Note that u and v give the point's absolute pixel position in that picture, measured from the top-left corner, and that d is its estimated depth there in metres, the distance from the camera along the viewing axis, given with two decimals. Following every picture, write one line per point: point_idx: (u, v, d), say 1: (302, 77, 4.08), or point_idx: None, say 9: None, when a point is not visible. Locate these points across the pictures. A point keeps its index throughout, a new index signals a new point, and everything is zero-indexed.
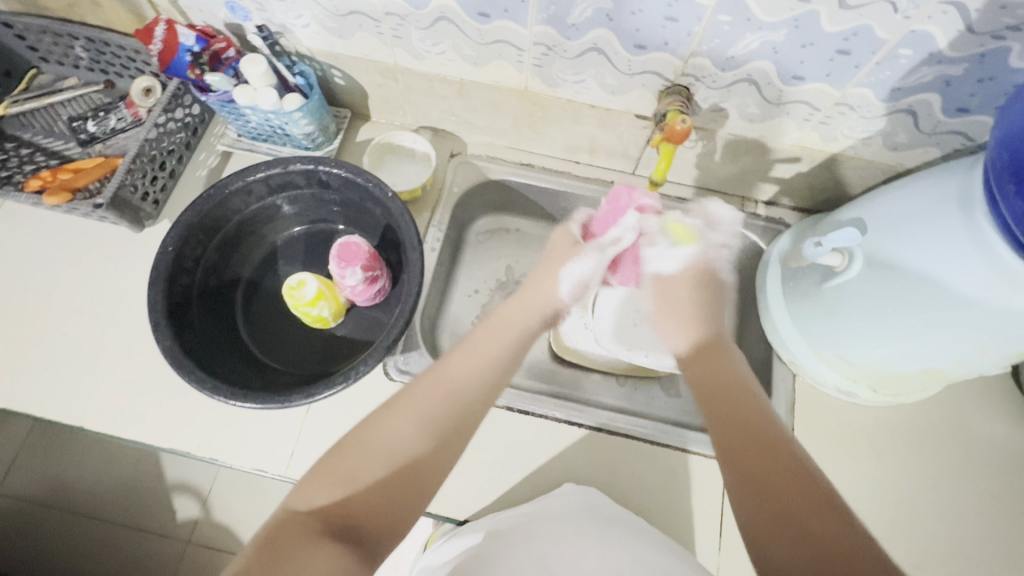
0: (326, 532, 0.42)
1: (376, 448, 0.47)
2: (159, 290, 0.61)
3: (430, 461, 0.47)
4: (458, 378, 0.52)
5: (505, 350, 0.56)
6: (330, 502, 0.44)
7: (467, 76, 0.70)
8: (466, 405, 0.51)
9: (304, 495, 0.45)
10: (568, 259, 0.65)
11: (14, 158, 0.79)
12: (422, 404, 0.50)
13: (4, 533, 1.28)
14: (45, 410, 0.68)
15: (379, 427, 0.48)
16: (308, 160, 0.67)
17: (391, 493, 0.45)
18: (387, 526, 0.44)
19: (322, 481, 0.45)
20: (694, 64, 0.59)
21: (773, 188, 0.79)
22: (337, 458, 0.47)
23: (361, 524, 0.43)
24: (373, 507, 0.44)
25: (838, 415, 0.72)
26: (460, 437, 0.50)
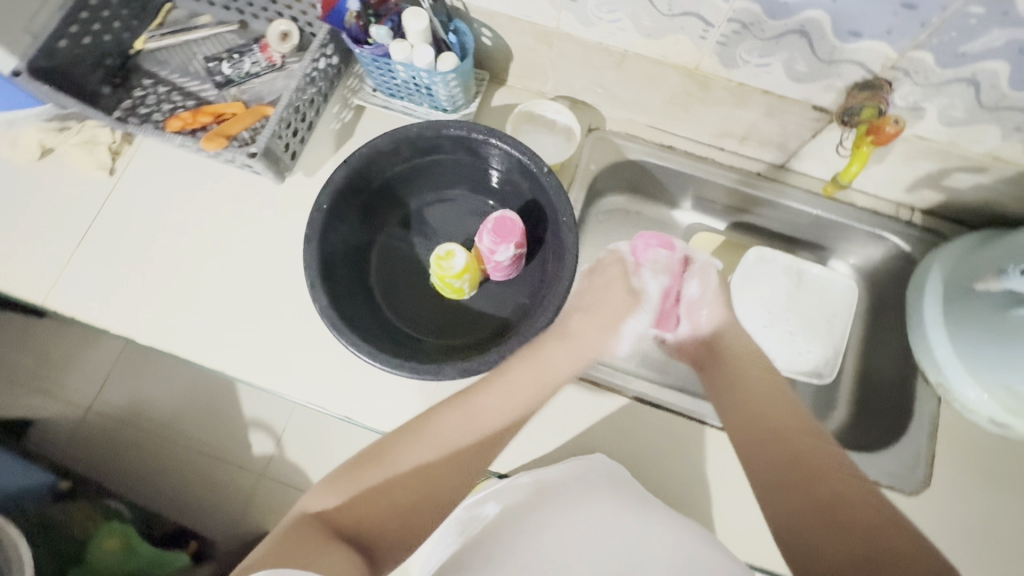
0: (344, 537, 0.45)
1: (397, 468, 0.50)
2: (314, 247, 0.61)
3: (443, 491, 0.50)
4: (480, 412, 0.55)
5: (529, 383, 0.58)
6: (346, 508, 0.47)
7: (633, 47, 0.65)
8: (486, 442, 0.54)
9: (326, 497, 0.48)
10: (594, 269, 0.59)
11: (152, 95, 0.79)
12: (443, 432, 0.52)
13: (94, 446, 1.36)
14: (189, 352, 0.70)
15: (403, 449, 0.51)
16: (463, 127, 0.64)
17: (405, 514, 0.48)
18: (399, 539, 0.47)
19: (346, 481, 0.49)
20: (911, 58, 0.54)
21: (939, 197, 0.72)
22: (359, 467, 0.50)
23: (377, 538, 0.46)
24: (389, 524, 0.47)
25: (985, 447, 0.68)
26: (474, 470, 0.52)
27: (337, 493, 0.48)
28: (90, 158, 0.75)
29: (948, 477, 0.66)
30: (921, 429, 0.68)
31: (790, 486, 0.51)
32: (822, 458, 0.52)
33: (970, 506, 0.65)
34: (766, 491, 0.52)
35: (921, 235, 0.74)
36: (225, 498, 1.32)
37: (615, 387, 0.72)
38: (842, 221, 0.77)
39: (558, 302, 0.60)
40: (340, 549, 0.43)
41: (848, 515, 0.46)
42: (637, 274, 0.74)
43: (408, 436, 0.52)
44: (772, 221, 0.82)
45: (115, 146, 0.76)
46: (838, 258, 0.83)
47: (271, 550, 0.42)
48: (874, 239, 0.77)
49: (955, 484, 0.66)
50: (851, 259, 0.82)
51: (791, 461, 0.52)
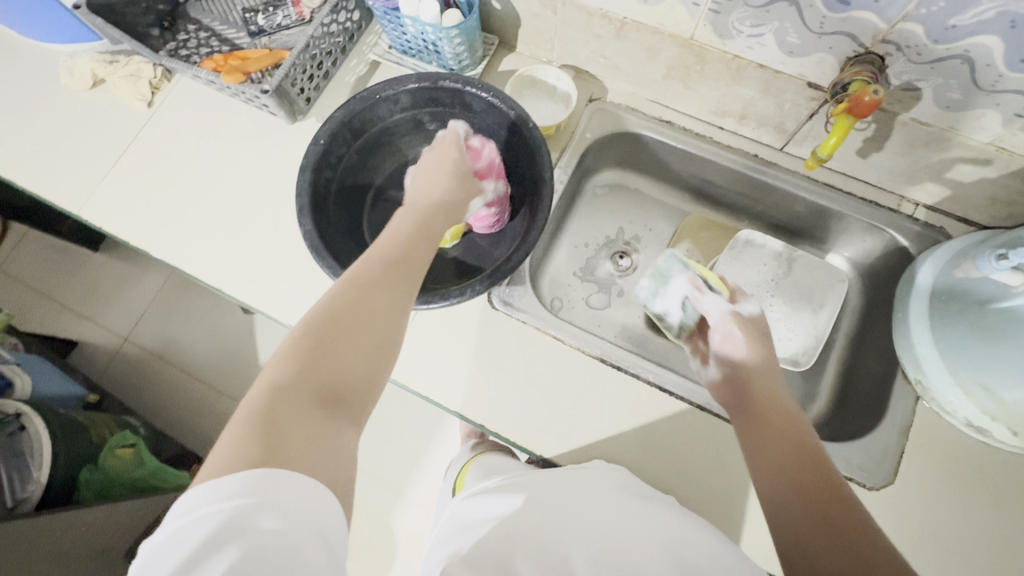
0: (319, 402, 0.44)
1: (337, 315, 0.48)
2: (308, 178, 0.65)
3: (387, 334, 0.49)
4: (375, 255, 0.54)
5: (401, 228, 0.58)
6: (306, 376, 0.44)
7: (631, 15, 0.67)
8: (405, 263, 0.54)
9: (276, 370, 0.44)
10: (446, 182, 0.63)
11: (194, 40, 0.87)
12: (364, 274, 0.51)
13: (122, 370, 1.47)
14: (195, 269, 0.77)
15: (331, 301, 0.49)
16: (458, 80, 0.68)
17: (359, 358, 0.47)
18: (365, 384, 0.47)
19: (291, 354, 0.45)
20: (901, 31, 0.53)
21: (943, 193, 0.70)
22: (299, 333, 0.46)
23: (347, 390, 0.46)
24: (353, 377, 0.47)
25: (960, 453, 0.65)
26: (410, 292, 0.53)
27: (288, 365, 0.45)
28: (133, 90, 0.83)
29: (915, 478, 0.64)
30: (893, 426, 0.65)
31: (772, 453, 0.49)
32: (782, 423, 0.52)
33: (933, 509, 0.63)
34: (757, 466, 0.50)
35: (920, 231, 0.71)
36: None
37: (583, 347, 0.71)
38: (836, 209, 0.75)
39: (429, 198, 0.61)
40: (318, 415, 0.43)
41: (840, 517, 0.43)
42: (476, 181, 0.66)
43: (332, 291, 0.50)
44: (769, 206, 0.81)
45: (155, 81, 0.84)
46: (836, 251, 0.81)
47: (253, 434, 0.39)
48: (869, 232, 0.75)
49: (922, 486, 0.64)
50: (848, 252, 0.80)
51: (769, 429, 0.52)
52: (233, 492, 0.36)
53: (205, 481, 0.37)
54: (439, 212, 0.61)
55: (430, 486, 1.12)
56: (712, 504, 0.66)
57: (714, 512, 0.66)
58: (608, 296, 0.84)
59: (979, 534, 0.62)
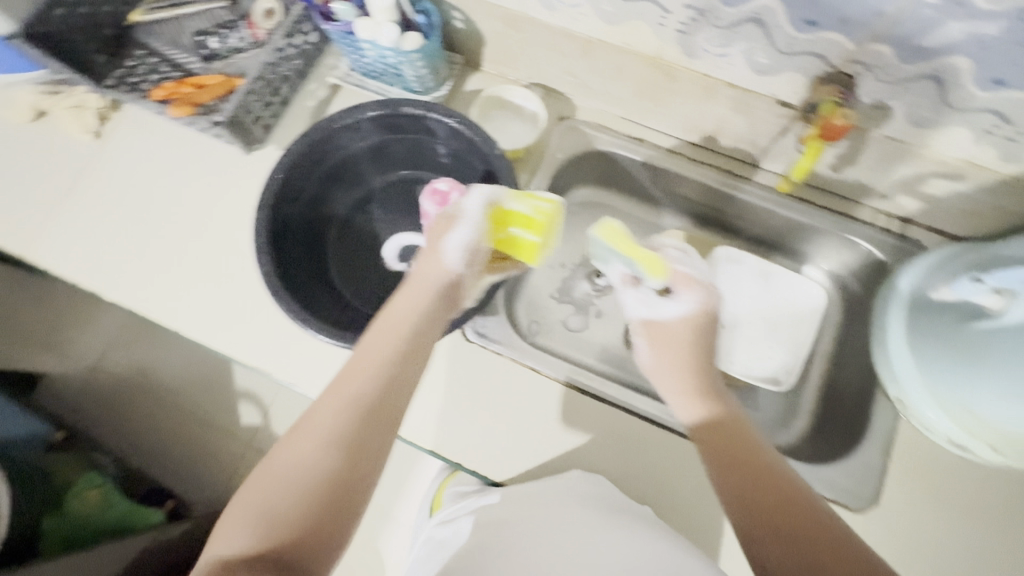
0: (266, 567, 0.39)
1: (291, 469, 0.44)
2: (265, 216, 0.62)
3: (350, 478, 0.44)
4: (353, 381, 0.49)
5: (398, 345, 0.51)
6: (254, 542, 0.41)
7: (597, 34, 0.65)
8: (389, 383, 0.49)
9: (224, 543, 0.41)
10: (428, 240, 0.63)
11: (143, 66, 0.83)
12: (319, 416, 0.47)
13: (89, 403, 1.41)
14: (151, 310, 0.73)
15: (287, 455, 0.45)
16: (420, 106, 0.65)
17: (320, 514, 0.42)
18: (323, 542, 0.42)
19: (239, 523, 0.42)
20: (870, 51, 0.51)
21: (917, 205, 0.69)
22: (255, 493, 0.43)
23: (299, 552, 0.41)
24: (307, 533, 0.42)
25: (943, 469, 0.64)
26: (387, 429, 0.47)
27: (238, 530, 0.41)
28: (79, 121, 0.79)
29: (899, 497, 0.63)
30: (874, 445, 0.65)
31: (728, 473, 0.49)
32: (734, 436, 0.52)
33: (918, 529, 0.62)
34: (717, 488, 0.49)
35: (896, 244, 0.71)
36: (207, 462, 1.35)
37: (560, 376, 0.69)
38: (811, 223, 0.74)
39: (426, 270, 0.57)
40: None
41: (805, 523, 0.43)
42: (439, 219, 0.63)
43: (291, 439, 0.46)
44: (744, 221, 0.80)
45: (102, 111, 0.80)
46: (813, 264, 0.80)
47: None
48: (845, 245, 0.74)
49: (906, 505, 0.63)
50: (825, 265, 0.79)
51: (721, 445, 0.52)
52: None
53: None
54: (441, 319, 0.55)
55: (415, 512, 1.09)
56: (697, 534, 0.64)
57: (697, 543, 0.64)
58: (586, 318, 0.82)
59: (964, 551, 0.61)
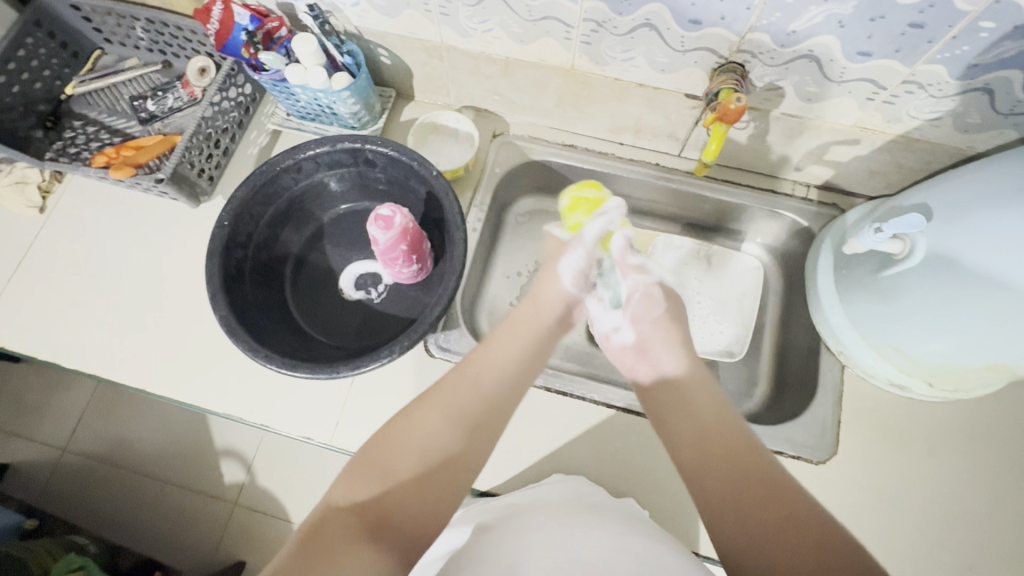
0: (368, 531, 0.41)
1: (415, 439, 0.47)
2: (217, 262, 0.64)
3: (460, 462, 0.47)
4: (487, 373, 0.53)
5: (526, 349, 0.57)
6: (369, 497, 0.43)
7: (513, 54, 0.69)
8: (506, 400, 0.52)
9: (343, 491, 0.43)
10: (560, 255, 0.67)
11: (82, 136, 0.84)
12: (449, 394, 0.50)
13: (62, 485, 1.36)
14: (113, 373, 0.73)
15: (413, 424, 0.48)
16: (356, 139, 0.68)
17: (426, 488, 0.44)
18: (424, 520, 0.43)
19: (359, 475, 0.44)
20: (751, 40, 0.57)
21: (828, 173, 0.75)
22: (374, 451, 0.46)
23: (399, 521, 0.42)
24: (411, 507, 0.43)
25: (890, 411, 0.68)
26: (496, 432, 0.50)
27: (360, 484, 0.44)
28: (21, 198, 0.79)
29: (855, 445, 0.67)
30: (826, 399, 0.68)
31: (712, 459, 0.45)
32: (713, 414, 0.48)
33: (877, 471, 0.66)
34: (694, 474, 0.45)
35: (817, 210, 0.76)
36: (194, 527, 1.31)
37: None
38: (739, 202, 0.79)
39: (548, 286, 0.65)
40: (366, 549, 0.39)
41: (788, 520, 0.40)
42: (390, 245, 0.64)
43: (417, 409, 0.49)
44: (680, 209, 0.85)
45: (44, 184, 0.81)
46: (749, 240, 0.86)
47: (299, 555, 0.38)
48: (773, 218, 0.80)
49: (864, 450, 0.67)
50: (759, 239, 0.84)
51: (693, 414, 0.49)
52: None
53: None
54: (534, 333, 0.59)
55: None
56: (677, 510, 0.66)
57: (678, 518, 0.66)
58: None
59: (921, 484, 0.65)
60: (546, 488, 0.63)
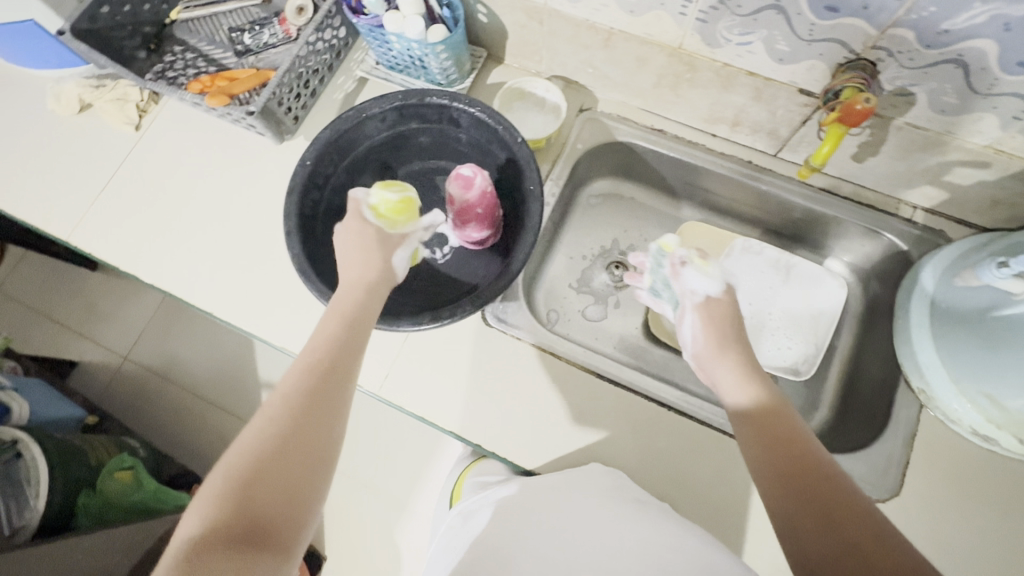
0: (234, 548, 0.39)
1: (262, 451, 0.44)
2: (295, 200, 0.65)
3: (309, 460, 0.45)
4: (327, 363, 0.50)
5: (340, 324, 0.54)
6: (223, 518, 0.41)
7: (618, 25, 0.66)
8: (330, 374, 0.50)
9: (194, 521, 0.41)
10: (699, 317, 0.59)
11: (180, 61, 0.86)
12: (298, 398, 0.48)
13: (119, 390, 1.46)
14: (186, 293, 0.76)
15: (258, 435, 0.45)
16: (444, 96, 0.67)
17: (289, 492, 0.44)
18: (293, 517, 0.43)
19: (210, 501, 0.42)
20: (892, 36, 0.52)
21: (941, 196, 0.68)
22: (226, 477, 0.43)
23: (271, 530, 0.42)
24: (281, 513, 0.43)
25: (967, 461, 0.63)
26: (339, 411, 0.49)
27: (208, 511, 0.41)
28: (120, 113, 0.82)
29: (923, 492, 0.62)
30: (897, 435, 0.64)
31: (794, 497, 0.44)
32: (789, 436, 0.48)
33: (943, 524, 0.61)
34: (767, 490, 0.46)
35: (920, 234, 0.70)
36: None
37: (579, 363, 0.70)
38: (833, 214, 0.74)
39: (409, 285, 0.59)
40: (234, 560, 0.39)
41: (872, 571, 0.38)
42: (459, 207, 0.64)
43: (262, 419, 0.46)
44: (763, 213, 0.80)
45: (142, 104, 0.84)
46: (834, 256, 0.80)
47: None
48: (869, 236, 0.74)
49: (931, 499, 0.62)
50: (846, 257, 0.79)
51: (777, 447, 0.47)
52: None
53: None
54: (366, 309, 0.56)
55: (429, 500, 1.17)
56: (714, 519, 0.64)
57: (720, 530, 0.64)
58: (604, 307, 0.83)
59: (991, 546, 0.60)
60: (586, 475, 0.62)
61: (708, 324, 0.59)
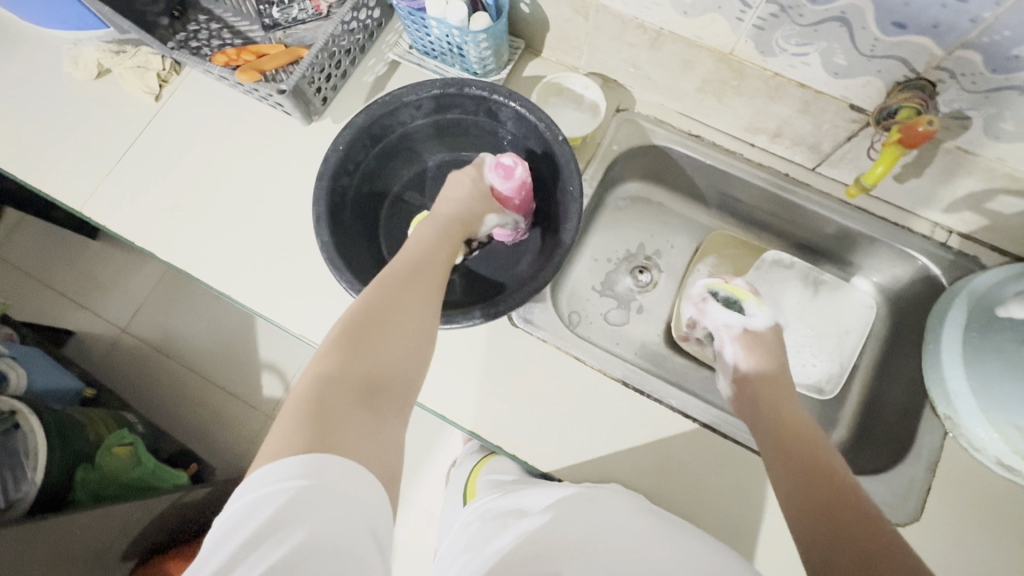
0: (364, 397, 0.44)
1: (384, 318, 0.49)
2: (325, 185, 0.62)
3: (416, 335, 0.50)
4: (424, 264, 0.56)
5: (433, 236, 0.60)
6: (352, 371, 0.45)
7: (668, 25, 0.64)
8: (429, 273, 0.55)
9: (327, 368, 0.45)
10: (742, 331, 0.71)
11: (205, 31, 0.83)
12: (403, 284, 0.53)
13: (116, 362, 1.43)
14: (203, 273, 0.74)
15: (379, 302, 0.50)
16: (485, 87, 0.65)
17: (403, 359, 0.48)
18: (406, 382, 0.48)
19: (339, 353, 0.46)
20: (958, 58, 0.50)
21: (980, 222, 0.68)
22: (352, 333, 0.47)
23: (391, 386, 0.46)
24: (397, 374, 0.47)
25: (989, 491, 0.63)
26: (436, 297, 0.54)
27: (340, 362, 0.45)
28: (140, 82, 0.79)
29: (945, 520, 0.62)
30: (920, 460, 0.64)
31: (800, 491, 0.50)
32: (811, 451, 0.54)
33: (962, 553, 0.61)
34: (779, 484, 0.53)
35: (953, 259, 0.69)
36: (229, 429, 1.37)
37: (603, 368, 0.69)
38: (867, 233, 0.73)
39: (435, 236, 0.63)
40: (364, 406, 0.43)
41: (860, 532, 0.43)
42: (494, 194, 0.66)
43: (379, 295, 0.51)
44: (794, 227, 0.79)
45: (164, 73, 0.80)
46: (861, 274, 0.79)
47: (306, 430, 0.39)
48: (901, 257, 0.73)
49: (951, 528, 0.61)
50: (874, 276, 0.78)
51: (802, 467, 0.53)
52: (290, 475, 0.36)
53: (269, 461, 0.37)
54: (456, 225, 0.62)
55: (430, 491, 1.16)
56: (735, 536, 0.64)
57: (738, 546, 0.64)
58: (627, 312, 0.82)
59: None
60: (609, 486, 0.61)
61: (749, 341, 0.70)
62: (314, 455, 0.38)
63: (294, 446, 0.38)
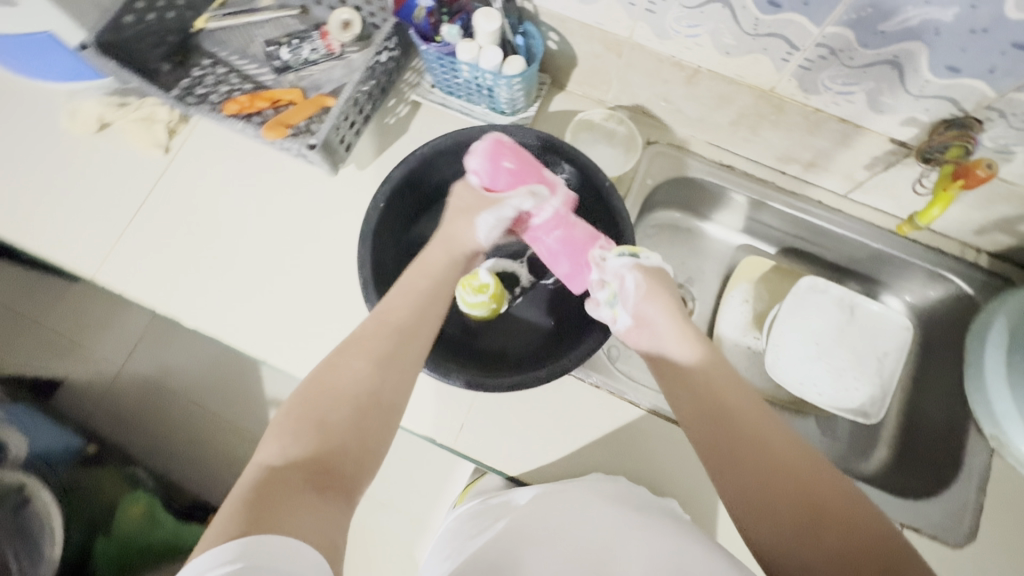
0: (310, 481, 0.41)
1: (340, 388, 0.47)
2: (369, 246, 0.60)
3: (376, 403, 0.47)
4: (398, 314, 0.53)
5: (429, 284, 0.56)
6: (301, 451, 0.43)
7: (707, 64, 0.63)
8: (410, 329, 0.52)
9: (275, 449, 0.43)
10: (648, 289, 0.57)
11: (210, 75, 0.78)
12: (375, 342, 0.50)
13: None
14: (231, 336, 0.70)
15: (339, 369, 0.48)
16: (525, 134, 0.63)
17: (357, 431, 0.46)
18: (361, 459, 0.45)
19: (295, 431, 0.44)
20: (1010, 99, 0.51)
21: (1010, 242, 0.69)
22: (309, 407, 0.46)
23: (339, 464, 0.44)
24: (351, 452, 0.45)
25: None
26: (413, 361, 0.51)
27: (293, 440, 0.43)
28: (147, 135, 0.75)
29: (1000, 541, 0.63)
30: (971, 482, 0.65)
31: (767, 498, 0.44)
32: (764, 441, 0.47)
33: None
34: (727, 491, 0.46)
35: (984, 278, 0.71)
36: None
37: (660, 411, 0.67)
38: (899, 256, 0.74)
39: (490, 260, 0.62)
40: (310, 491, 0.41)
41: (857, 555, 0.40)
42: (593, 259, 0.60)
43: (340, 358, 0.49)
44: (825, 250, 0.80)
45: (172, 124, 0.76)
46: (892, 293, 0.81)
47: (239, 524, 0.37)
48: (934, 277, 0.74)
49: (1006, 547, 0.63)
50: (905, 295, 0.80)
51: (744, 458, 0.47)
52: (222, 560, 0.34)
53: (202, 554, 0.36)
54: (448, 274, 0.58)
55: None
56: None
57: None
58: None
59: None
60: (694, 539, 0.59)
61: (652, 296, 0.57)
62: (247, 547, 0.35)
63: (224, 540, 0.36)
